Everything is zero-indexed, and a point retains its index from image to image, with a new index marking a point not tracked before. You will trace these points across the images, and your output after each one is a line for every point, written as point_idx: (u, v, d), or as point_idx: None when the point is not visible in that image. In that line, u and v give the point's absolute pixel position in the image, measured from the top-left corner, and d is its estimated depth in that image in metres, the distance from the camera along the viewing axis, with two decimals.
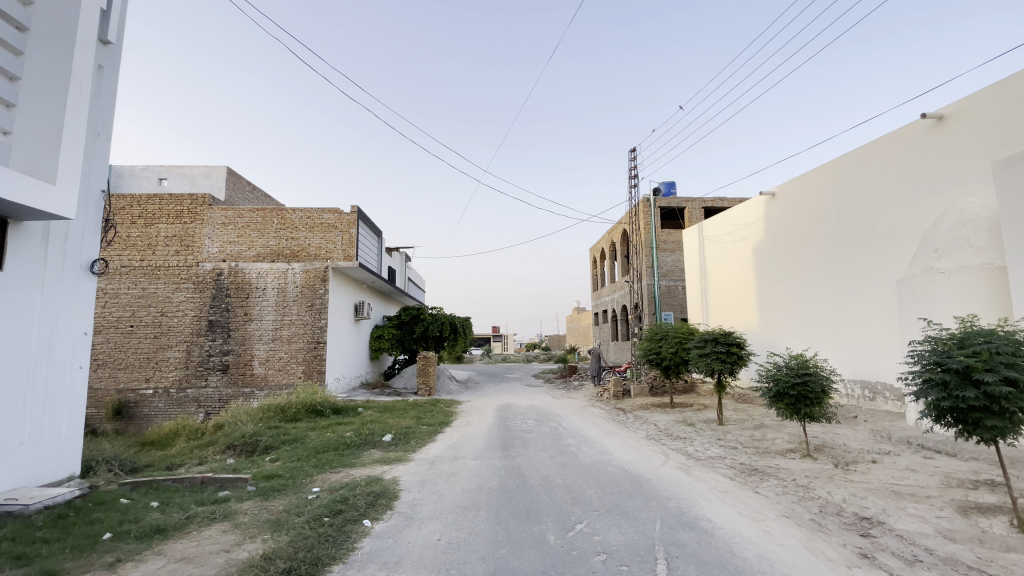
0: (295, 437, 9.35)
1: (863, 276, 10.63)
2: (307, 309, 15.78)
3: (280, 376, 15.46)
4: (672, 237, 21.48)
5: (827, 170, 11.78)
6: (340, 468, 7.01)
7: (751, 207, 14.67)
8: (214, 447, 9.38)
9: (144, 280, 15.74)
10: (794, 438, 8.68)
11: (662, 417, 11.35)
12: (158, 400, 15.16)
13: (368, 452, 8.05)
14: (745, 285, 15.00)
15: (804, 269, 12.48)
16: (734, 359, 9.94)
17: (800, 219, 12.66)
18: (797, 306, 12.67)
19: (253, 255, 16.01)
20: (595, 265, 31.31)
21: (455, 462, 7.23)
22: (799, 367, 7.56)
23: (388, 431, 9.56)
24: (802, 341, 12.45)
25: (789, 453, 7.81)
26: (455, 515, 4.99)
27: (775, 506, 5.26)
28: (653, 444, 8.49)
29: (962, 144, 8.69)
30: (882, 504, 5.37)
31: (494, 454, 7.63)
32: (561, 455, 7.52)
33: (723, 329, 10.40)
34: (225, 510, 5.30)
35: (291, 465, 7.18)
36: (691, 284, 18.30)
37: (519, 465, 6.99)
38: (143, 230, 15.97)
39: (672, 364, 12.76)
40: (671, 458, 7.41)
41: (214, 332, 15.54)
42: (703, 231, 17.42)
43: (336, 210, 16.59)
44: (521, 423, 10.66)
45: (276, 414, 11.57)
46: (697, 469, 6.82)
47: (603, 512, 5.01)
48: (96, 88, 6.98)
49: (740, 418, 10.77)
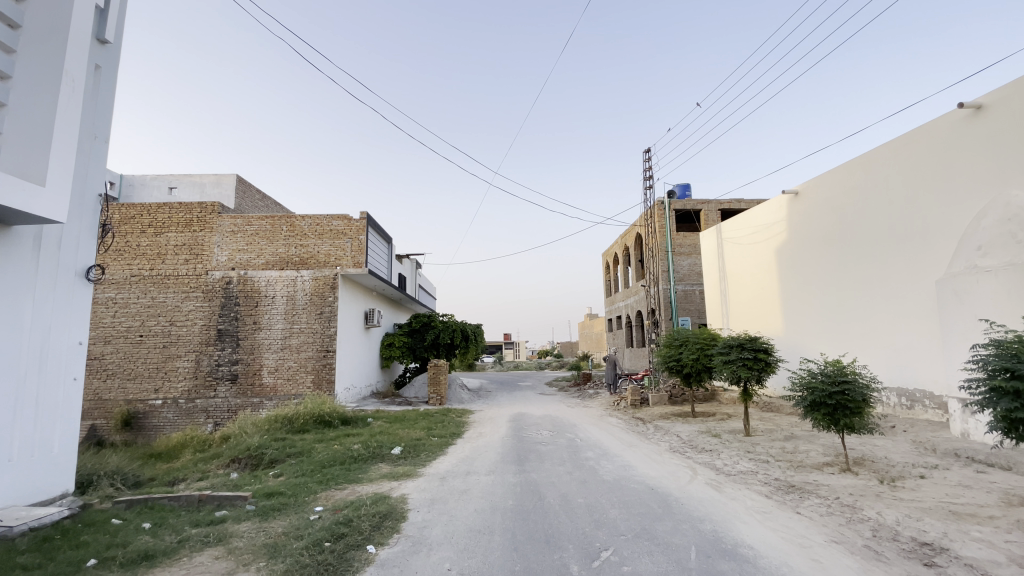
0: (301, 450, 8.99)
1: (897, 278, 10.04)
2: (316, 317, 15.49)
3: (289, 386, 15.16)
4: (688, 240, 20.90)
5: (854, 166, 11.21)
6: (346, 484, 6.61)
7: (772, 206, 14.10)
8: (218, 461, 9.06)
9: (153, 289, 15.63)
10: (830, 451, 8.09)
11: (684, 428, 10.81)
12: (168, 411, 14.96)
13: (376, 466, 7.65)
14: (767, 288, 14.40)
15: (832, 271, 11.86)
16: (762, 366, 9.38)
17: (826, 218, 12.08)
18: (825, 309, 12.05)
19: (262, 263, 15.79)
20: (609, 270, 30.80)
21: (467, 477, 6.79)
22: (836, 374, 7.02)
23: (397, 443, 9.16)
24: (832, 346, 11.83)
25: (826, 467, 7.23)
26: (467, 540, 4.54)
27: (822, 531, 4.72)
28: (677, 457, 7.97)
29: (1004, 134, 8.10)
30: (943, 527, 4.80)
31: (509, 469, 7.18)
32: (580, 471, 7.04)
33: (749, 334, 9.85)
34: (220, 533, 4.93)
35: (295, 481, 6.81)
36: (710, 288, 17.70)
37: (536, 481, 6.52)
38: (153, 239, 15.88)
39: (693, 372, 12.22)
40: (699, 473, 6.89)
41: (223, 341, 15.34)
42: (722, 233, 16.84)
43: (345, 217, 16.32)
44: (536, 434, 10.21)
45: (283, 425, 11.25)
46: (729, 486, 6.29)
47: (631, 537, 4.53)
48: (93, 89, 6.79)
49: (768, 428, 10.19)
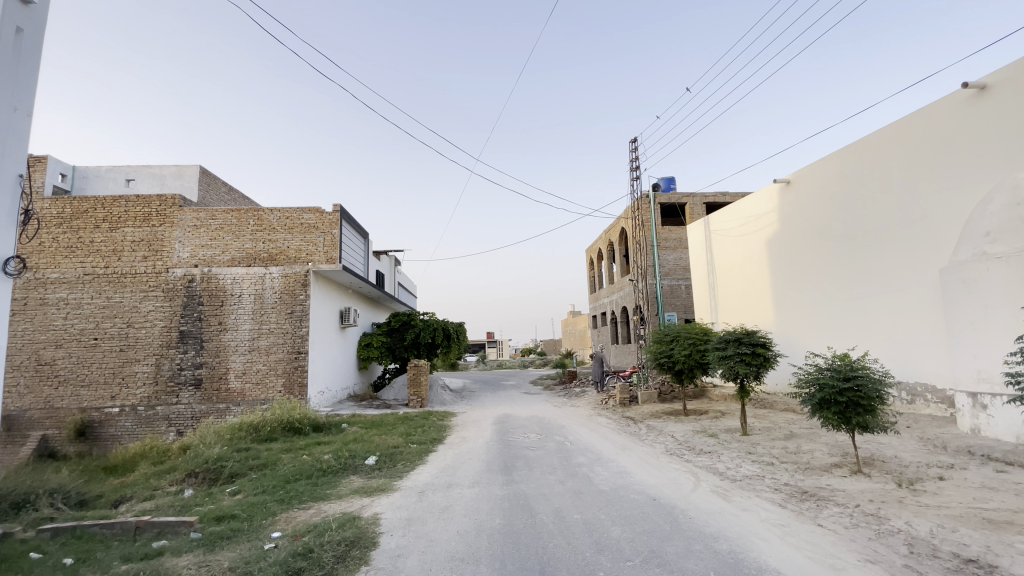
0: (266, 462, 8.18)
1: (897, 268, 9.67)
2: (287, 316, 14.57)
3: (258, 390, 14.21)
4: (674, 234, 20.47)
5: (850, 154, 10.82)
6: (311, 503, 5.85)
7: (763, 195, 13.67)
8: (172, 476, 8.18)
9: (109, 289, 14.52)
10: (836, 450, 7.64)
11: (678, 427, 10.28)
12: (126, 419, 13.89)
13: (347, 480, 6.88)
14: (758, 280, 14.00)
15: (827, 261, 11.46)
16: (761, 361, 8.83)
17: (820, 207, 11.67)
18: (820, 302, 11.65)
19: (228, 260, 14.78)
20: (593, 267, 30.30)
21: (448, 491, 6.09)
22: (846, 368, 6.54)
23: (372, 452, 8.38)
24: (827, 339, 11.42)
25: (835, 469, 6.77)
26: (447, 573, 3.85)
27: (851, 547, 4.18)
28: (676, 461, 7.40)
29: (1010, 115, 7.73)
30: (983, 539, 4.31)
31: (495, 479, 6.49)
32: (573, 479, 6.40)
33: (745, 328, 9.32)
34: (155, 570, 4.16)
35: (252, 500, 6.02)
36: (698, 281, 17.26)
37: (526, 494, 5.85)
38: (107, 235, 14.75)
39: (685, 368, 11.68)
40: (702, 479, 6.32)
41: (186, 344, 14.30)
42: (710, 225, 16.40)
43: (317, 210, 15.36)
44: (522, 438, 9.56)
45: (249, 434, 10.39)
46: (737, 493, 5.73)
47: (638, 563, 3.90)
48: (13, 53, 5.86)
49: (766, 426, 9.73)
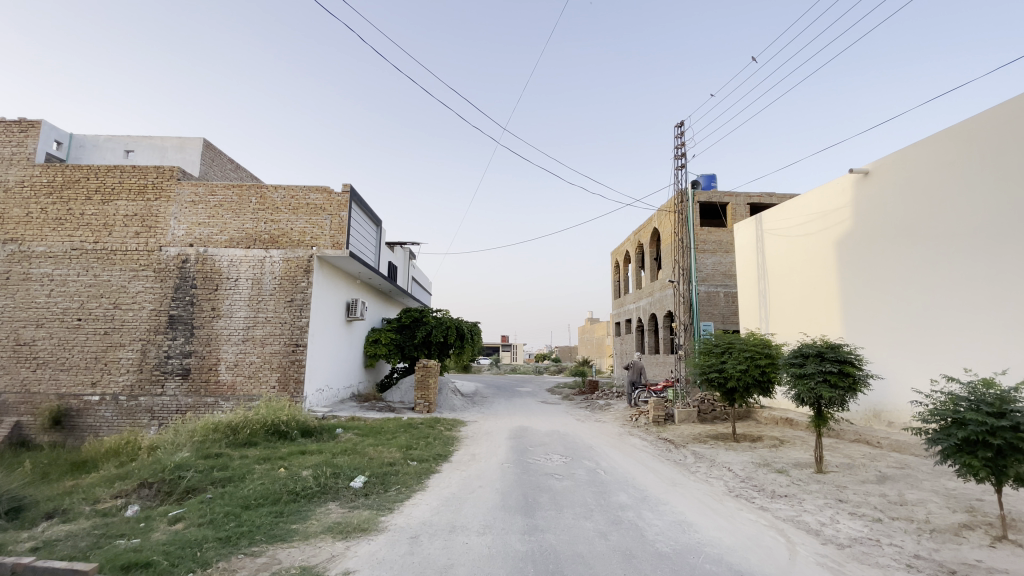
0: (235, 475, 6.72)
1: (1013, 273, 7.79)
2: (285, 305, 13.21)
3: (249, 385, 12.84)
4: (712, 236, 18.63)
5: (952, 135, 8.93)
6: (263, 546, 4.31)
7: (832, 188, 11.83)
8: (122, 485, 6.75)
9: (97, 266, 13.34)
10: (958, 505, 5.84)
11: (731, 456, 8.56)
12: (106, 409, 12.65)
13: (321, 511, 5.33)
14: (823, 285, 12.08)
15: (915, 265, 9.59)
16: (849, 384, 7.08)
17: (907, 200, 9.80)
18: (903, 312, 9.79)
19: (225, 240, 13.49)
20: (619, 271, 28.52)
21: (449, 539, 4.50)
22: (1000, 401, 4.80)
23: (361, 470, 6.83)
24: (911, 355, 9.53)
25: (970, 534, 5.04)
26: None
27: None
28: (747, 508, 5.71)
29: None
30: None
31: (515, 525, 4.85)
32: (619, 531, 4.75)
33: (828, 341, 7.55)
34: None
35: (187, 536, 4.49)
36: (747, 288, 15.35)
37: (556, 552, 4.23)
38: (100, 208, 13.60)
39: (739, 386, 9.91)
40: (797, 543, 4.62)
41: (175, 330, 13.02)
42: (763, 224, 14.58)
43: (325, 189, 13.97)
44: (546, 460, 7.93)
45: (226, 435, 8.98)
46: (858, 572, 4.04)
47: None
48: None
49: (844, 462, 7.94)
